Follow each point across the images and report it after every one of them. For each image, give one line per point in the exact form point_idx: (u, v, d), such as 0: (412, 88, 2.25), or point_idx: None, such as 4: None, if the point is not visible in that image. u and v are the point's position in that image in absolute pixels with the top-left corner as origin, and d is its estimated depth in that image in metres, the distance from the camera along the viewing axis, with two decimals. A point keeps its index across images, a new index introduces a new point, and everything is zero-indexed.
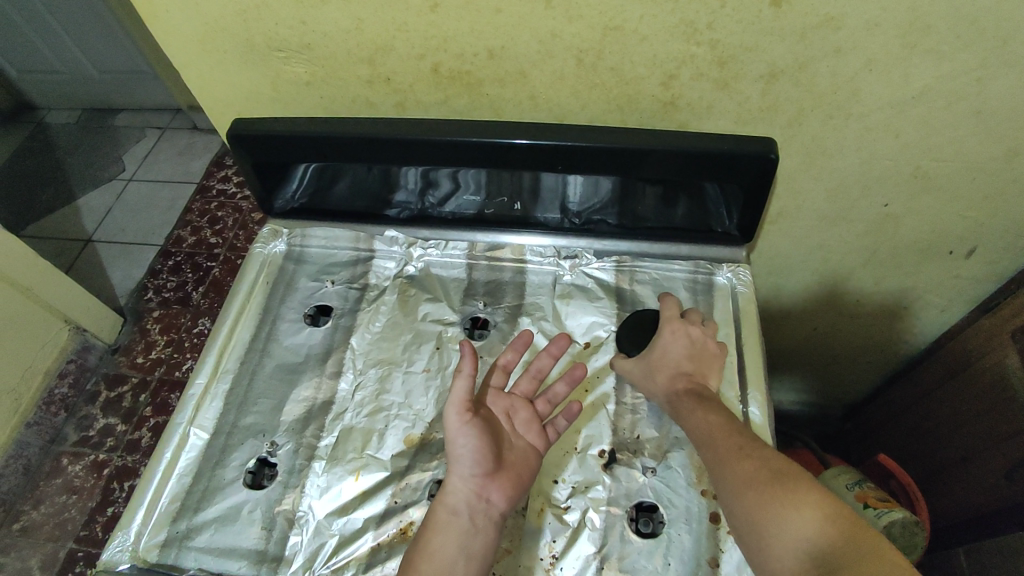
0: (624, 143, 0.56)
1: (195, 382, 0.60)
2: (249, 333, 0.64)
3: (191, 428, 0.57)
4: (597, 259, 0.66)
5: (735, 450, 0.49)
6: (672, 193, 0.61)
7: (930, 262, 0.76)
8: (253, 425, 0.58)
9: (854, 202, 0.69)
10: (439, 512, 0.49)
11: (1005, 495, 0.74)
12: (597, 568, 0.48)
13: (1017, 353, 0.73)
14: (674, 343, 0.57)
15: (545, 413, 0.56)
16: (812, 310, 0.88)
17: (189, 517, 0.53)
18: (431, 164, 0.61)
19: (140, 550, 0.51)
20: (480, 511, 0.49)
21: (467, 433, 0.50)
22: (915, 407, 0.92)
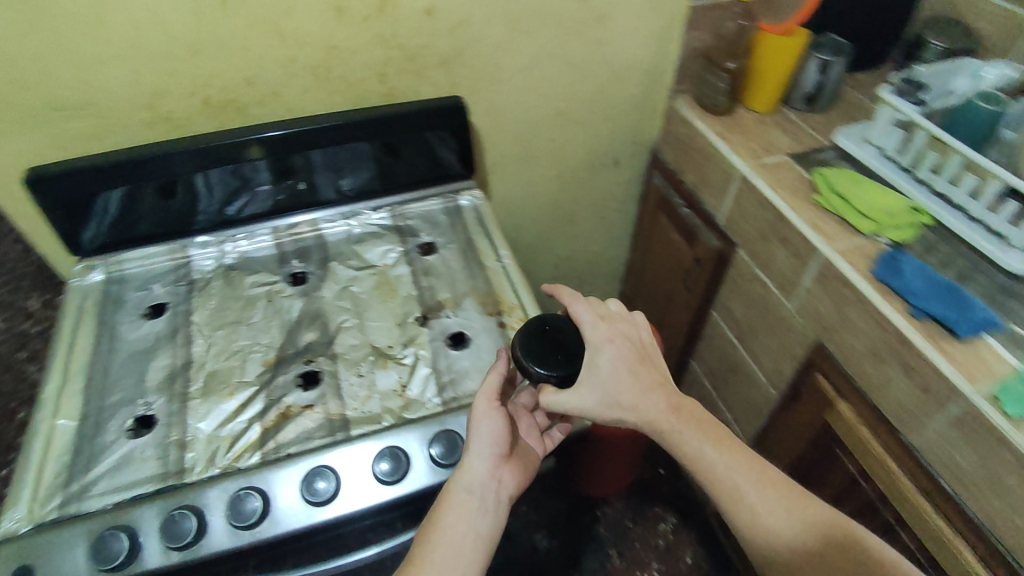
0: (365, 116, 0.81)
1: (48, 389, 0.66)
2: (89, 343, 0.71)
3: (57, 420, 0.63)
4: (375, 212, 0.89)
5: (768, 494, 0.58)
6: (410, 149, 0.87)
7: (597, 176, 1.14)
8: (121, 399, 0.65)
9: (533, 141, 1.03)
10: (458, 488, 0.58)
11: (690, 304, 1.11)
12: (434, 376, 0.68)
13: (661, 213, 1.13)
14: (604, 364, 0.62)
15: (544, 425, 0.70)
16: (546, 237, 1.22)
17: (81, 478, 0.59)
18: (222, 168, 0.78)
19: (39, 516, 0.56)
20: (494, 489, 0.59)
21: (494, 420, 0.62)
22: (640, 284, 1.30)
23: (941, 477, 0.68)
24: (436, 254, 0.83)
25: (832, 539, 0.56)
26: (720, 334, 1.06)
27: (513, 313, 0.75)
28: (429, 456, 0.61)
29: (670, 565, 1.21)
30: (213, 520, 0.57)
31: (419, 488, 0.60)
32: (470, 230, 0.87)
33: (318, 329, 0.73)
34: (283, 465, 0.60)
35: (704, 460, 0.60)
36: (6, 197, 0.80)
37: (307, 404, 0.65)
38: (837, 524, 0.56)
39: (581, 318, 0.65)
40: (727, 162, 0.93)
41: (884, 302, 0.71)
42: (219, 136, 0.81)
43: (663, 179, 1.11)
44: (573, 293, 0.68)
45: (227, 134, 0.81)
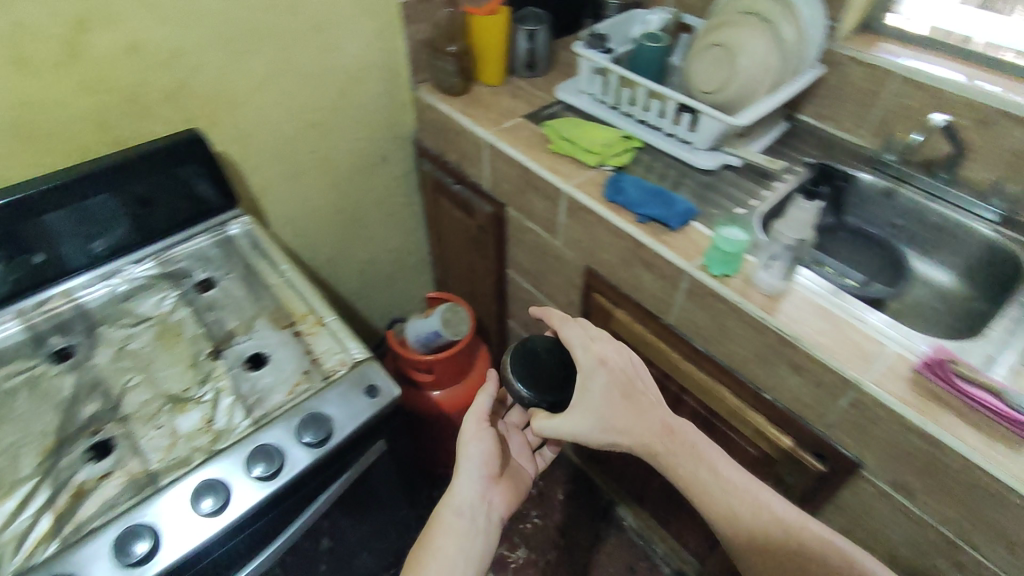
0: (90, 168, 0.76)
1: None
2: None
3: None
4: (137, 265, 0.84)
5: (740, 524, 0.63)
6: (158, 190, 0.84)
7: (370, 175, 1.18)
8: None
9: (293, 156, 1.04)
10: (446, 509, 0.70)
11: (487, 269, 1.20)
12: (237, 403, 0.68)
13: (439, 194, 1.21)
14: (598, 394, 0.69)
15: (534, 445, 0.87)
16: (341, 245, 1.23)
17: None
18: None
19: None
20: (477, 510, 0.71)
21: (483, 441, 0.76)
22: (445, 266, 1.37)
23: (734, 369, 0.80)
24: (215, 287, 0.82)
25: (788, 544, 0.62)
26: (519, 289, 1.17)
27: (306, 321, 0.77)
28: (251, 476, 0.62)
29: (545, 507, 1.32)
30: None
31: (247, 509, 0.60)
32: (246, 255, 0.87)
33: (101, 398, 0.69)
34: (90, 541, 0.56)
35: (692, 479, 0.66)
36: None
37: (103, 474, 0.61)
38: (798, 535, 0.62)
39: (570, 337, 0.73)
40: (473, 134, 1.02)
41: (616, 219, 0.85)
42: None
43: (430, 163, 1.18)
44: (564, 316, 0.75)
45: None
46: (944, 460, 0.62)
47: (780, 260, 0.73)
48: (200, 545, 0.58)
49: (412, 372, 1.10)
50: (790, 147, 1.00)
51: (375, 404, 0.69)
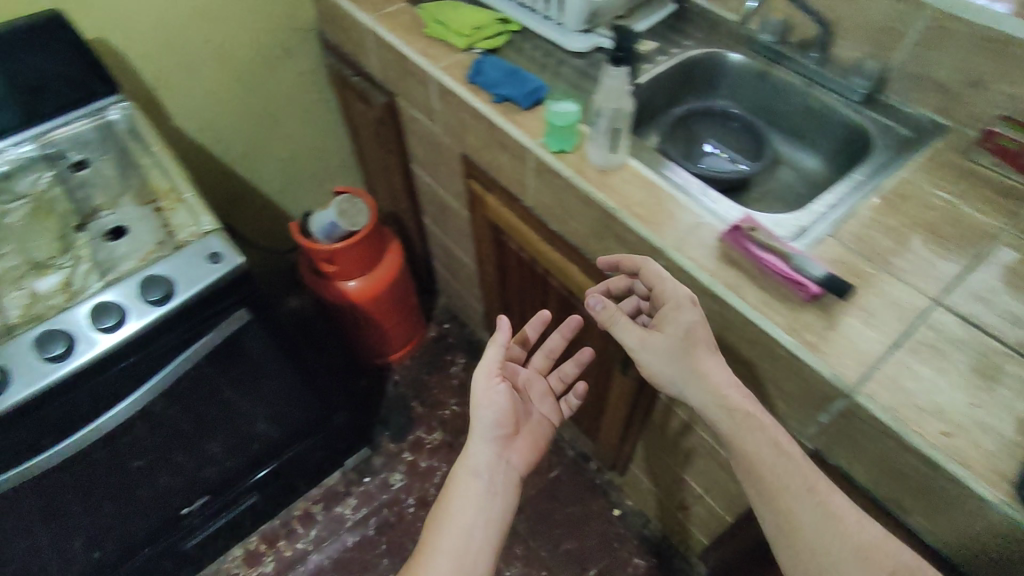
0: None
1: None
2: None
3: None
4: (15, 145, 0.88)
5: (756, 455, 0.60)
6: (10, 72, 0.86)
7: (278, 66, 1.17)
8: None
9: (186, 46, 1.03)
10: (467, 481, 0.71)
11: (395, 163, 1.22)
12: (102, 239, 0.78)
13: (346, 92, 1.20)
14: (667, 340, 0.66)
15: (557, 392, 0.88)
16: (249, 146, 1.23)
17: None
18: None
19: None
20: (492, 478, 0.72)
21: (490, 403, 0.75)
22: (365, 165, 1.36)
23: (581, 251, 0.83)
24: (88, 166, 0.86)
25: (779, 488, 0.58)
26: (425, 182, 1.18)
27: (165, 198, 0.81)
28: (98, 329, 0.68)
29: (465, 397, 1.41)
30: None
31: (91, 355, 0.67)
32: (149, 148, 0.87)
33: None
34: None
35: (701, 401, 0.64)
36: None
37: None
38: (778, 475, 0.58)
39: (654, 295, 0.68)
40: (356, 20, 1.01)
41: (472, 98, 0.86)
42: None
43: (335, 58, 1.17)
44: None
45: None
46: (725, 318, 0.66)
47: (606, 115, 0.71)
48: (47, 385, 0.65)
49: (317, 261, 1.13)
50: (676, 33, 0.96)
51: (218, 268, 0.73)
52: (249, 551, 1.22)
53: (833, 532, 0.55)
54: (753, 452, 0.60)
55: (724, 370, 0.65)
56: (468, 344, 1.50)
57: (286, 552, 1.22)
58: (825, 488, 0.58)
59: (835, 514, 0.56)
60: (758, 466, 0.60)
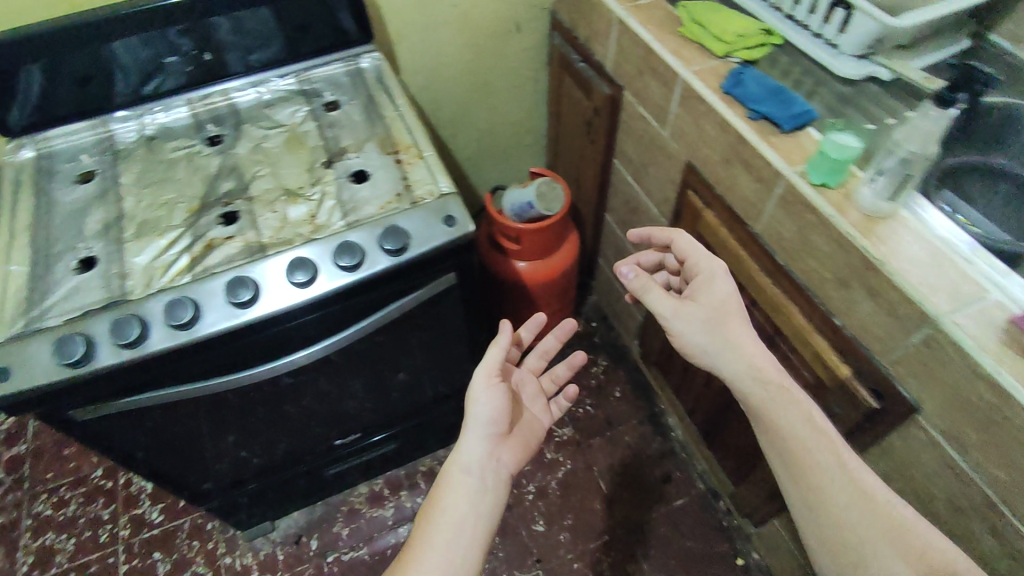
0: None
1: None
2: (29, 250, 0.75)
3: (25, 321, 0.68)
4: (281, 79, 0.95)
5: (788, 435, 0.70)
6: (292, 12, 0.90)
7: (505, 40, 1.20)
8: (63, 295, 0.70)
9: (434, 8, 1.08)
10: (457, 477, 0.72)
11: (596, 155, 1.20)
12: (347, 178, 0.81)
13: (566, 75, 1.19)
14: (697, 312, 0.76)
15: (549, 393, 0.93)
16: (457, 109, 1.28)
17: (41, 320, 0.68)
18: (106, 41, 0.83)
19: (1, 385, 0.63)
20: (482, 473, 0.73)
21: (488, 400, 0.77)
22: (558, 148, 1.37)
23: (812, 294, 0.76)
24: (339, 109, 0.91)
25: (800, 451, 0.69)
26: (624, 180, 1.16)
27: (407, 152, 0.84)
28: (338, 266, 0.72)
29: (600, 400, 1.38)
30: (153, 323, 0.67)
31: (331, 289, 0.71)
32: (395, 102, 0.91)
33: (236, 179, 0.82)
34: (206, 281, 0.70)
35: (737, 374, 0.73)
36: None
37: (228, 234, 0.75)
38: (806, 444, 0.69)
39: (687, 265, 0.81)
40: (605, 7, 0.99)
41: (726, 110, 0.81)
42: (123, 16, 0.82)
43: (563, 40, 1.17)
44: None
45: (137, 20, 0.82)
46: (1001, 414, 0.57)
47: (889, 174, 0.66)
48: (291, 307, 0.70)
49: (502, 238, 1.15)
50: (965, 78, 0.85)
51: (451, 231, 0.75)
52: (374, 493, 1.28)
53: (853, 497, 0.66)
54: (782, 431, 0.70)
55: (754, 340, 0.74)
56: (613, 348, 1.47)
57: (407, 503, 1.27)
58: (849, 465, 0.68)
59: (854, 482, 0.67)
60: (789, 445, 0.70)
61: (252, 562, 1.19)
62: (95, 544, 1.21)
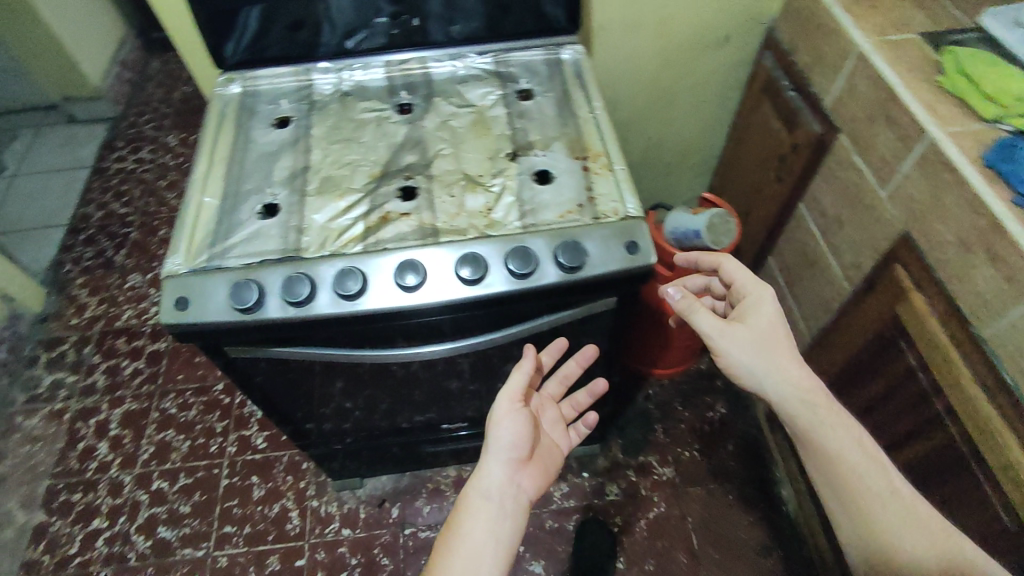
0: None
1: (192, 193, 0.76)
2: (221, 183, 0.78)
3: (210, 252, 0.70)
4: (480, 56, 0.91)
5: (836, 453, 0.68)
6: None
7: (707, 51, 1.10)
8: (246, 236, 0.72)
9: (644, 5, 1.01)
10: (479, 496, 0.73)
11: (779, 192, 1.08)
12: (531, 176, 0.77)
13: (769, 100, 1.08)
14: (745, 330, 0.73)
15: (566, 418, 0.92)
16: (633, 113, 1.21)
17: (223, 256, 0.70)
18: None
19: (181, 310, 0.66)
20: (503, 491, 0.74)
21: (511, 424, 0.77)
22: (731, 174, 1.26)
23: None
24: (532, 99, 0.86)
25: (849, 471, 0.67)
26: (806, 226, 1.04)
27: (596, 160, 0.78)
28: (507, 270, 0.68)
29: (711, 448, 1.28)
30: (322, 286, 0.67)
31: (497, 292, 0.68)
32: (590, 104, 0.85)
33: (419, 153, 0.80)
34: (378, 255, 0.69)
35: (783, 395, 0.71)
36: (172, 17, 0.89)
37: (404, 211, 0.74)
38: (852, 461, 0.67)
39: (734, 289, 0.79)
40: (845, 37, 0.87)
41: (985, 188, 0.67)
42: None
43: (776, 62, 1.06)
44: None
45: None
46: None
47: None
48: (454, 302, 0.67)
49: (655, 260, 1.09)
50: None
51: (632, 260, 0.69)
52: (461, 479, 1.27)
53: (905, 523, 0.64)
54: (830, 447, 0.68)
55: (801, 364, 0.72)
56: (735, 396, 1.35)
57: None
58: (899, 486, 0.66)
59: (904, 503, 0.65)
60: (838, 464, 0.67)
61: (336, 512, 1.22)
62: (206, 451, 1.29)
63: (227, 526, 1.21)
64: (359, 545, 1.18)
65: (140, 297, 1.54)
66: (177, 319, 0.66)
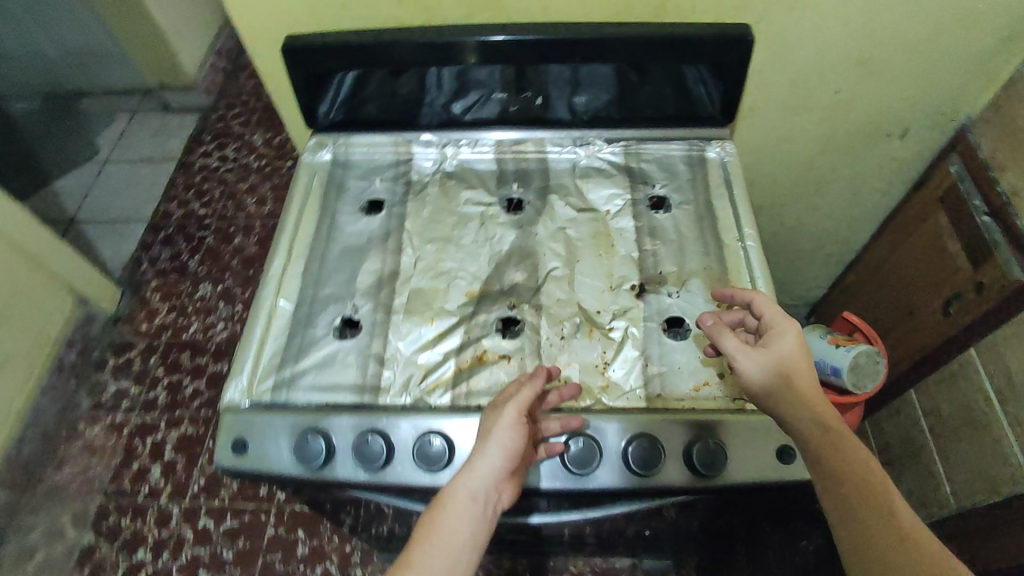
0: (651, 33, 0.68)
1: (264, 293, 0.67)
2: (298, 282, 0.68)
3: (278, 380, 0.61)
4: (608, 145, 0.77)
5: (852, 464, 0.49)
6: (653, 75, 0.72)
7: (875, 145, 0.91)
8: (319, 361, 0.62)
9: (812, 91, 0.83)
10: (460, 501, 0.50)
11: (946, 327, 0.90)
12: (661, 324, 0.63)
13: (945, 214, 0.89)
14: (762, 354, 0.54)
15: None
16: (768, 199, 1.03)
17: (290, 387, 0.60)
18: (444, 66, 0.71)
19: (236, 457, 0.56)
20: (493, 501, 0.51)
21: (513, 435, 0.52)
22: (874, 279, 1.07)
23: None
24: (666, 212, 0.72)
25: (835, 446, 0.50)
26: (976, 382, 0.85)
27: None
28: (623, 461, 0.55)
29: None
30: (400, 448, 0.56)
31: (609, 488, 0.55)
32: (740, 227, 0.69)
33: (527, 271, 0.67)
34: (469, 415, 0.57)
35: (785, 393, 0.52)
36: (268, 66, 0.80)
37: (505, 353, 0.62)
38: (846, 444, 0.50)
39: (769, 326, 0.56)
40: None
41: None
42: (470, 42, 0.68)
43: (963, 170, 0.85)
44: None
45: (483, 51, 0.69)
46: None
47: None
48: (553, 487, 0.55)
49: None
50: None
51: (785, 471, 0.54)
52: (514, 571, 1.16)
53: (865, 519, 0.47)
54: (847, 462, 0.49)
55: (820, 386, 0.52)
56: None
57: None
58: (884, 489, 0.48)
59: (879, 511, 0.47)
60: (849, 478, 0.48)
61: None
62: (254, 494, 1.24)
63: None
64: None
65: (208, 309, 1.50)
66: (232, 463, 0.56)
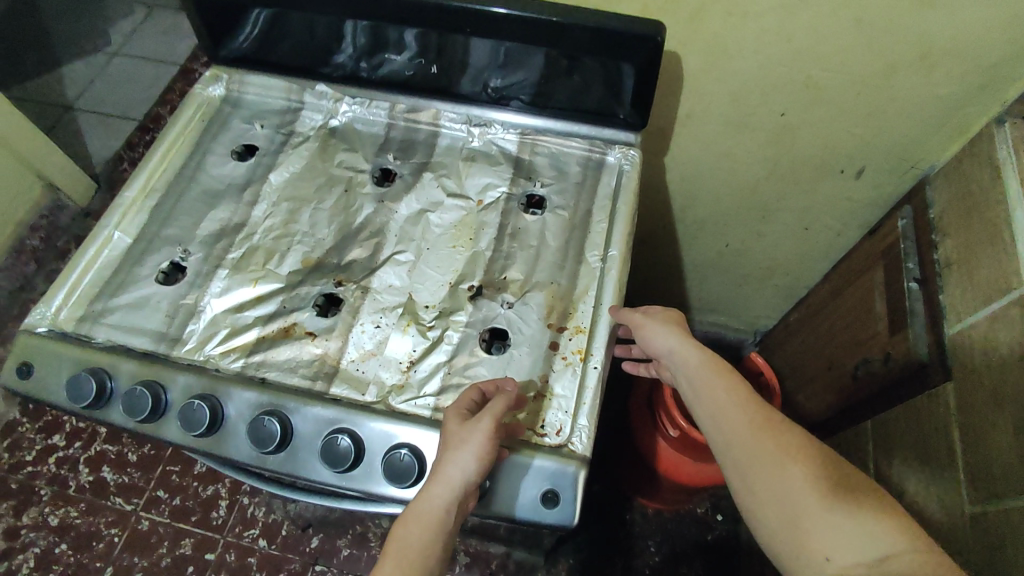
0: (547, 15, 0.60)
1: (106, 222, 0.64)
2: (142, 219, 0.66)
3: (82, 314, 0.60)
4: (505, 130, 0.72)
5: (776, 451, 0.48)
6: (555, 61, 0.65)
7: (827, 180, 0.82)
8: (131, 303, 0.60)
9: (756, 108, 0.74)
10: (436, 513, 0.48)
11: (854, 391, 0.82)
12: (480, 332, 0.59)
13: (883, 268, 0.79)
14: (662, 330, 0.58)
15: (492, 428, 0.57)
16: (712, 217, 0.95)
17: (92, 322, 0.59)
18: (331, 15, 0.65)
19: (18, 380, 0.56)
20: (464, 509, 0.50)
21: (482, 446, 0.49)
22: (810, 322, 1.00)
23: None
24: (539, 214, 0.66)
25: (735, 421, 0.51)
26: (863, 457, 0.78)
27: (574, 337, 0.58)
28: (380, 465, 0.52)
29: None
30: (170, 405, 0.55)
31: (361, 489, 0.53)
32: (605, 243, 0.63)
33: (369, 250, 0.64)
34: (245, 386, 0.55)
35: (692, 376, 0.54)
36: None
37: (313, 331, 0.59)
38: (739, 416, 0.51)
39: (659, 312, 0.60)
40: None
41: None
42: None
43: (910, 227, 0.76)
44: None
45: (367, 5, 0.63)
46: None
47: None
48: (312, 473, 0.53)
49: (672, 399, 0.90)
50: None
51: (544, 515, 0.51)
52: None
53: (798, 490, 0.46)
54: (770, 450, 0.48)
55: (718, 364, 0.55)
56: (721, 562, 1.14)
57: None
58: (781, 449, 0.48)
59: (794, 472, 0.47)
60: (741, 454, 0.49)
61: (261, 519, 1.18)
62: None
63: (160, 491, 1.20)
64: (268, 561, 1.14)
65: None
66: (14, 386, 0.56)
